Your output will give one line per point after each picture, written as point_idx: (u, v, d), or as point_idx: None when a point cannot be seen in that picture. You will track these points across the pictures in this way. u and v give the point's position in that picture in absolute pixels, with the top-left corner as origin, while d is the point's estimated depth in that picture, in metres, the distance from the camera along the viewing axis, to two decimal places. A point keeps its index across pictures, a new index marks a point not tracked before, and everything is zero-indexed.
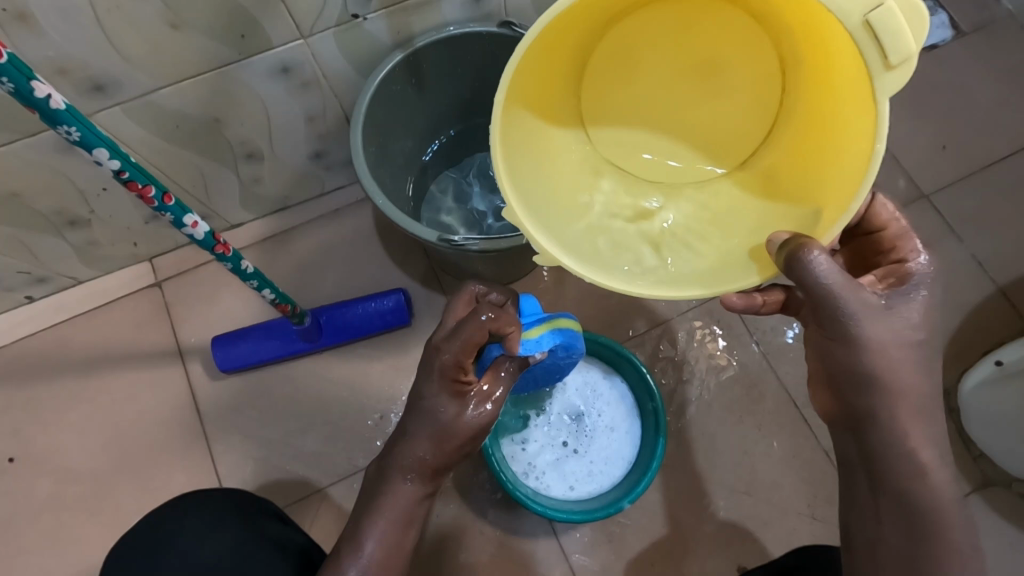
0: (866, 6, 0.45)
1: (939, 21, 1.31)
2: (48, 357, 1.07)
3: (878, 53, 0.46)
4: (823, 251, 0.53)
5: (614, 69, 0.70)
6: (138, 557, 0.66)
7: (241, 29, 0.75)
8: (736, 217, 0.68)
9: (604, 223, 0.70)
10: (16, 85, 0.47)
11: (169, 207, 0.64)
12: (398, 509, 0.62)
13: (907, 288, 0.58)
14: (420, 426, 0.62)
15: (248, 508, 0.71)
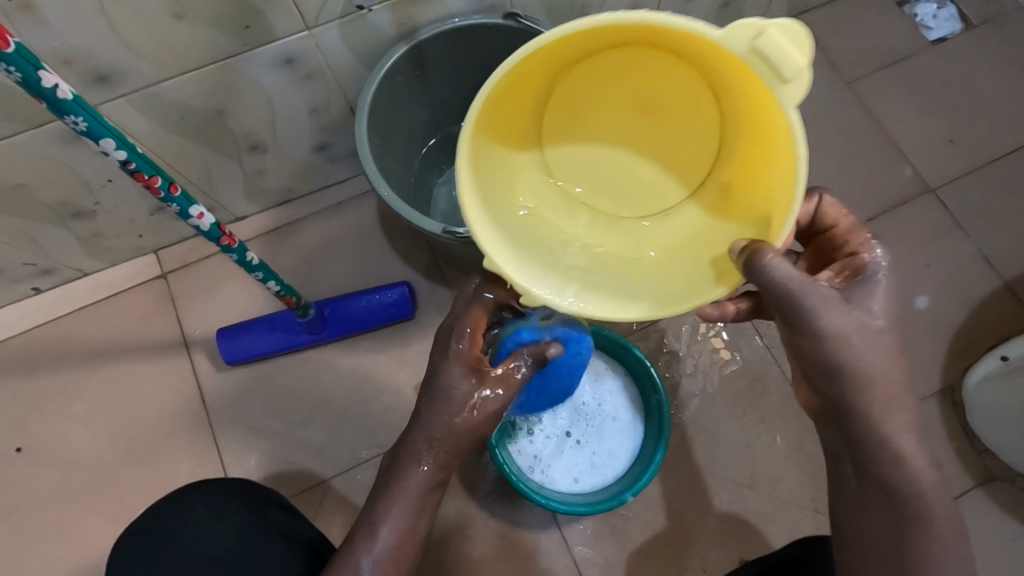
0: (749, 35, 0.44)
1: (948, 14, 1.30)
2: (55, 348, 1.07)
3: (770, 73, 0.44)
4: (778, 255, 0.51)
5: (569, 114, 0.65)
6: (150, 544, 0.67)
7: (246, 21, 0.74)
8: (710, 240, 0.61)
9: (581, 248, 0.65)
10: (23, 74, 0.47)
11: (175, 197, 0.64)
12: (412, 497, 0.63)
13: (862, 279, 0.58)
14: (439, 413, 0.63)
15: (257, 498, 0.72)
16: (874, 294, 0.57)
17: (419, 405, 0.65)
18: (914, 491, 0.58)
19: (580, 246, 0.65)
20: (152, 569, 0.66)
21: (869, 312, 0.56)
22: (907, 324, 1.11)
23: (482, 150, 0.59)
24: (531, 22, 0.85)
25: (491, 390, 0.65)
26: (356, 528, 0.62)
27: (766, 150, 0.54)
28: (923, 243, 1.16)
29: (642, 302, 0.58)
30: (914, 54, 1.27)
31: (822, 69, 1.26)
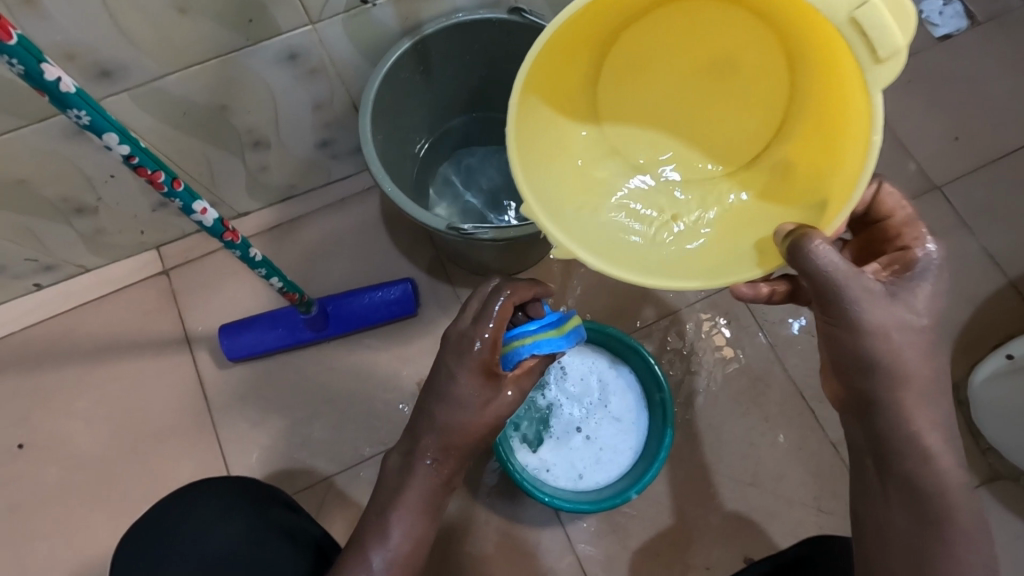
0: (851, 4, 0.45)
1: (954, 10, 1.29)
2: (57, 344, 1.07)
3: (865, 49, 0.46)
4: (825, 241, 0.53)
5: (626, 78, 0.68)
6: (155, 543, 0.67)
7: (249, 15, 0.74)
8: (755, 213, 0.64)
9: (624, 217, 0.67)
10: (26, 68, 0.47)
11: (178, 192, 0.64)
12: (419, 498, 0.64)
13: (911, 275, 0.57)
14: (445, 415, 0.63)
15: (261, 496, 0.72)
16: (912, 289, 0.56)
17: (420, 407, 0.66)
18: (924, 489, 0.57)
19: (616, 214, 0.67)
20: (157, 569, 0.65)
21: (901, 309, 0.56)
22: None
23: (538, 91, 0.61)
24: (536, 17, 0.84)
25: (505, 393, 0.64)
26: (363, 532, 0.64)
27: (833, 113, 0.56)
28: None
29: (671, 269, 0.60)
30: (919, 51, 1.27)
31: None
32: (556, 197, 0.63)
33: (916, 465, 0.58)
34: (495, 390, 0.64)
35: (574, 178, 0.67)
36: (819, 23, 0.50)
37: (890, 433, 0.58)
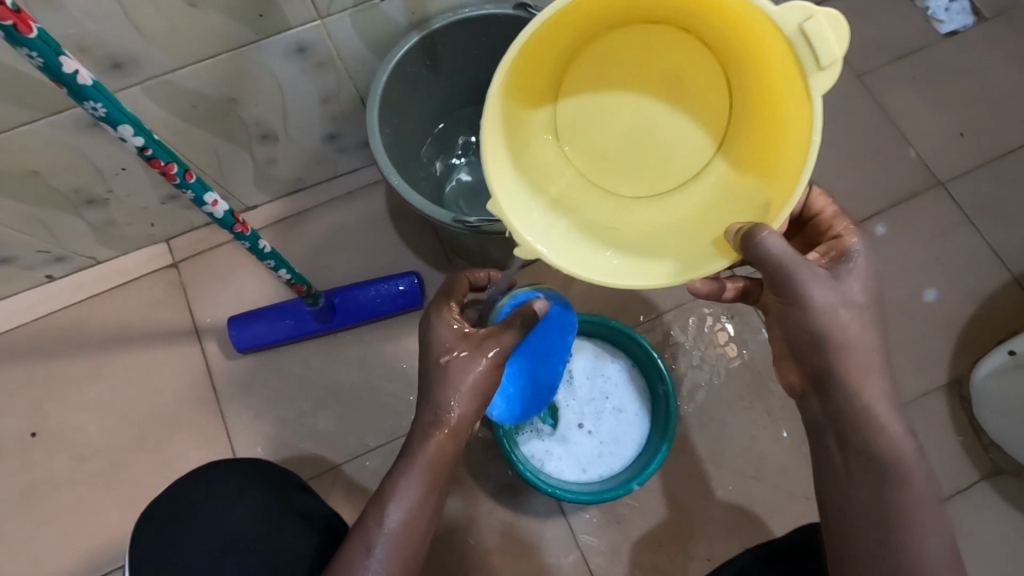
0: (799, 17, 0.48)
1: (960, 6, 1.29)
2: (68, 335, 1.09)
3: (810, 56, 0.49)
4: (773, 231, 0.56)
5: (585, 98, 0.71)
6: (172, 520, 0.68)
7: (259, 9, 0.75)
8: (697, 225, 0.67)
9: (587, 220, 0.70)
10: (45, 60, 0.48)
11: (189, 183, 0.65)
12: (417, 482, 0.63)
13: (846, 260, 0.62)
14: (438, 395, 0.65)
15: (274, 480, 0.73)
16: (850, 276, 0.60)
17: (429, 389, 0.66)
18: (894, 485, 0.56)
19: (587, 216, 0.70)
20: (175, 548, 0.66)
21: (844, 295, 0.59)
22: (913, 317, 1.12)
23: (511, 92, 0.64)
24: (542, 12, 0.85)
25: (483, 359, 0.65)
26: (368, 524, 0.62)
27: (774, 128, 0.60)
28: (931, 238, 1.16)
29: (641, 265, 0.64)
30: (926, 47, 1.27)
31: None
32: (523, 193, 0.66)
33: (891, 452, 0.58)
34: (478, 352, 0.66)
35: (540, 183, 0.69)
36: (757, 26, 0.53)
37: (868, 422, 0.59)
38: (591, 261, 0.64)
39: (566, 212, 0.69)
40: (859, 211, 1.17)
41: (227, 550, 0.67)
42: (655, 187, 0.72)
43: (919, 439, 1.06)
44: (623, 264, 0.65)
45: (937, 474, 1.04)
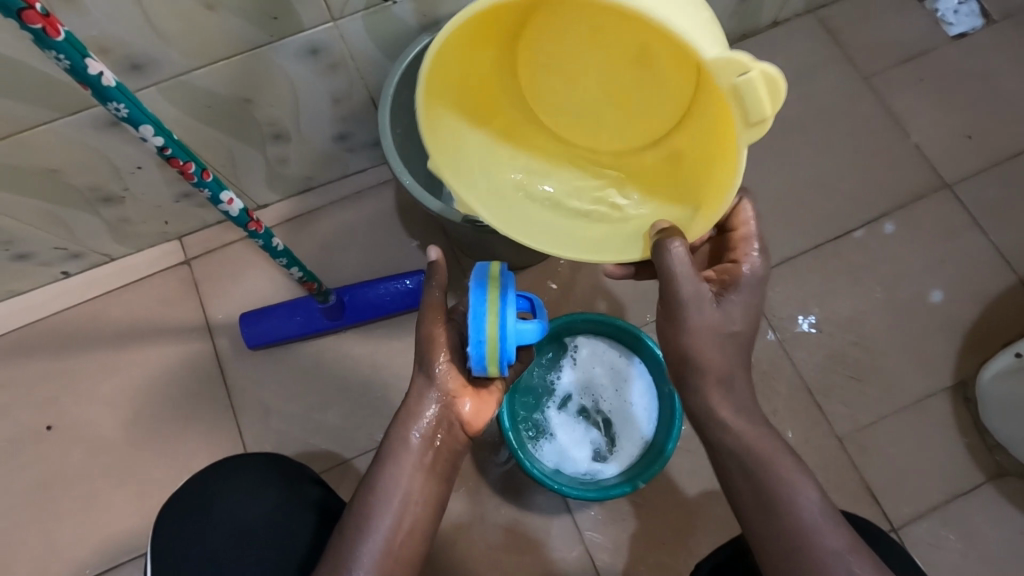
0: (736, 72, 0.50)
1: (969, 9, 1.29)
2: (83, 330, 1.10)
3: (739, 113, 0.52)
4: (681, 243, 0.61)
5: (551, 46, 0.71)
6: (191, 511, 0.70)
7: (274, 11, 0.76)
8: (636, 202, 0.74)
9: (540, 174, 0.77)
10: (71, 62, 0.49)
11: (207, 182, 0.67)
12: (398, 491, 0.67)
13: (734, 286, 0.67)
14: (410, 408, 0.71)
15: (288, 473, 0.74)
16: (733, 304, 0.66)
17: (405, 398, 0.73)
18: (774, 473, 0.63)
19: (565, 167, 0.78)
20: (194, 540, 0.69)
21: (722, 319, 0.65)
22: (918, 319, 1.12)
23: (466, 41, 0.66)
24: None
25: (437, 369, 0.70)
26: (350, 523, 0.65)
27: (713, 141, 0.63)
28: (936, 240, 1.16)
29: (571, 238, 0.73)
30: (934, 50, 1.27)
31: (839, 64, 1.26)
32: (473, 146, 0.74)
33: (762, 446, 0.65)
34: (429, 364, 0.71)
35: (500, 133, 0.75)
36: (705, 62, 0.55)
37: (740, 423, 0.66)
38: (523, 223, 0.74)
39: (516, 161, 0.77)
40: (864, 213, 1.18)
41: (244, 541, 0.69)
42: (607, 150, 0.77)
43: (922, 440, 1.06)
44: (555, 228, 0.74)
45: (940, 476, 1.05)
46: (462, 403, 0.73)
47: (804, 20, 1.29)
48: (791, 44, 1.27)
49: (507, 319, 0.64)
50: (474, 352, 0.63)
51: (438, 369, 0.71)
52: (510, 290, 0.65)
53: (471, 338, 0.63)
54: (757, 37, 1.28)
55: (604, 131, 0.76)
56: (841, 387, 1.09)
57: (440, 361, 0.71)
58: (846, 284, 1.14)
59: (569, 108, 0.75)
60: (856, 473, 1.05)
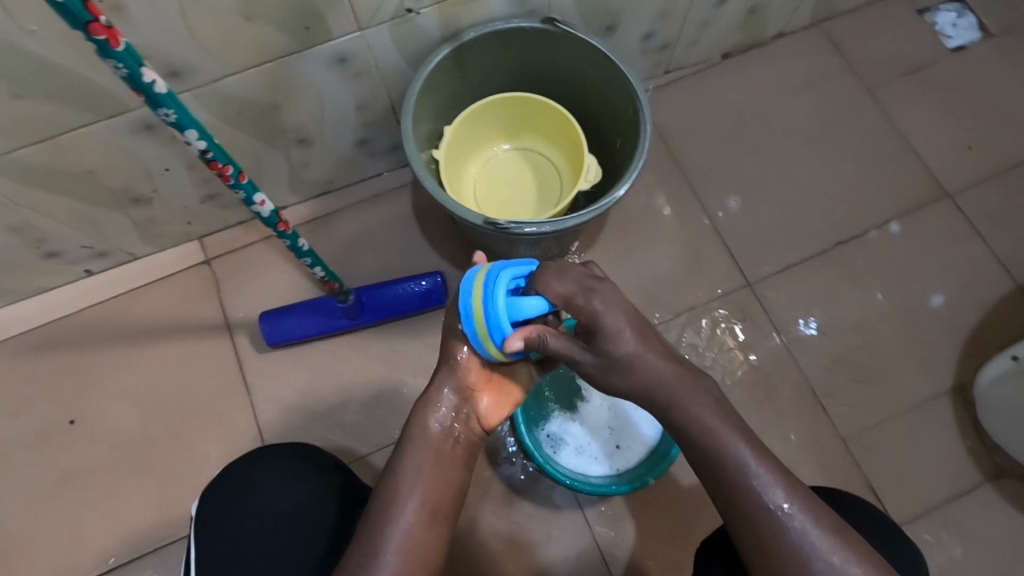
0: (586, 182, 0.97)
1: (968, 23, 1.33)
2: (108, 326, 1.13)
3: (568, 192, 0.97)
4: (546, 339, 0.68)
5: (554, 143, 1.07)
6: (225, 499, 0.73)
7: (305, 22, 0.79)
8: (484, 199, 1.07)
9: (485, 159, 1.09)
10: (129, 71, 0.52)
11: (242, 184, 0.70)
12: (421, 476, 0.70)
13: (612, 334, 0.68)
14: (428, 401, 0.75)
15: (313, 460, 0.77)
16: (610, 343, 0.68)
17: (422, 392, 0.76)
18: (756, 485, 0.61)
19: (483, 156, 1.09)
20: (232, 527, 0.71)
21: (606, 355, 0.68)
22: (919, 324, 1.15)
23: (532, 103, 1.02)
24: (568, 27, 0.91)
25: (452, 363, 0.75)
26: (373, 509, 0.67)
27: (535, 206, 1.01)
28: (937, 247, 1.19)
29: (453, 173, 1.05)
30: (934, 62, 1.31)
31: (843, 75, 1.30)
32: (487, 125, 1.05)
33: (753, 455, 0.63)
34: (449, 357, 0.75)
35: (495, 134, 1.07)
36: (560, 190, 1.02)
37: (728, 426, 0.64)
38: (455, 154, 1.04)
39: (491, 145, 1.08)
40: (867, 220, 1.21)
41: (283, 525, 0.72)
42: (499, 192, 1.08)
43: (924, 442, 1.09)
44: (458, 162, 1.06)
45: (939, 476, 1.07)
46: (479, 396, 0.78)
47: (809, 32, 1.32)
48: (795, 56, 1.31)
49: (490, 289, 0.66)
50: (467, 328, 0.68)
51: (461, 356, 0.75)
52: (502, 269, 0.69)
53: (463, 312, 0.68)
54: (763, 48, 1.31)
55: (504, 185, 1.08)
56: (846, 389, 1.12)
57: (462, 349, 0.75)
58: (850, 289, 1.17)
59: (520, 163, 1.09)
60: (859, 472, 1.08)
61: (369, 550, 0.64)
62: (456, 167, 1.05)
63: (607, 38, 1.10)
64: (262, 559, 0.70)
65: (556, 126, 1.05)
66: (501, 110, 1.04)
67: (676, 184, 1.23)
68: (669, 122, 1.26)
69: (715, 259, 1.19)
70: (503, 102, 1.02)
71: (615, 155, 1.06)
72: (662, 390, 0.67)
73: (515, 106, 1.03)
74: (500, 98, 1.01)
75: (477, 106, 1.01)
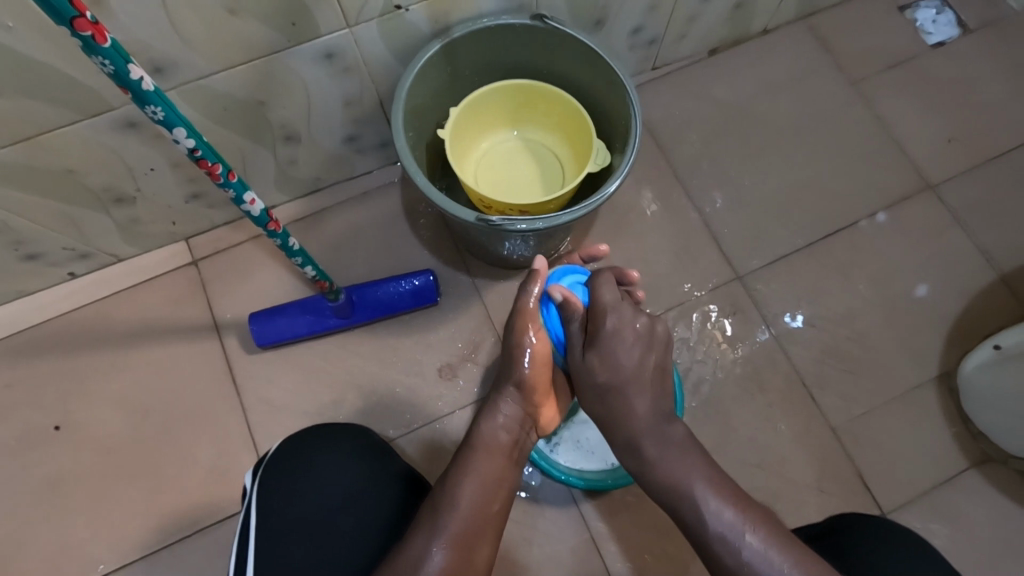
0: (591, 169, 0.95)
1: (947, 18, 1.36)
2: (91, 329, 1.11)
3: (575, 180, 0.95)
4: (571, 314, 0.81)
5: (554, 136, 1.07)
6: (287, 475, 0.72)
7: (292, 17, 0.79)
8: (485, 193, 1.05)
9: (487, 154, 1.08)
10: (115, 68, 0.51)
11: (232, 183, 0.68)
12: (486, 468, 0.74)
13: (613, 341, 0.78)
14: (495, 406, 0.82)
15: (368, 446, 0.77)
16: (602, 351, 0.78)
17: (483, 403, 0.84)
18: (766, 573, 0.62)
19: (483, 149, 1.08)
20: (289, 503, 0.70)
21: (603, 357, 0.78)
22: (904, 314, 1.17)
23: (532, 94, 1.02)
24: (557, 23, 0.91)
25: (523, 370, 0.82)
26: (439, 491, 0.71)
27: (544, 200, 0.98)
28: (921, 238, 1.21)
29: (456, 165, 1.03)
30: (915, 57, 1.33)
31: (827, 71, 1.32)
32: (485, 116, 1.04)
33: (761, 542, 0.64)
34: (519, 369, 0.82)
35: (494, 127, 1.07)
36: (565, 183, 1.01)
37: (721, 498, 0.69)
38: (456, 146, 1.03)
39: (491, 139, 1.08)
40: (853, 213, 1.23)
41: (337, 507, 0.71)
42: (500, 187, 1.06)
43: (910, 430, 1.11)
44: (459, 156, 1.04)
45: (926, 463, 1.09)
46: (539, 405, 0.84)
47: (793, 28, 1.34)
48: (780, 51, 1.32)
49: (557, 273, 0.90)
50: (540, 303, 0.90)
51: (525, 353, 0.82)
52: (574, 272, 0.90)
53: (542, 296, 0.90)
54: (748, 44, 1.32)
55: (506, 180, 1.07)
56: (834, 379, 1.14)
57: (531, 338, 0.82)
58: (837, 281, 1.19)
59: (520, 158, 1.08)
60: (848, 461, 1.09)
61: (433, 527, 0.67)
62: (456, 155, 1.03)
63: (595, 33, 1.10)
64: (322, 536, 0.69)
65: (557, 118, 1.04)
66: (501, 100, 1.03)
67: (665, 179, 1.24)
68: (657, 117, 1.27)
69: (704, 253, 1.20)
70: (504, 92, 1.02)
71: (605, 151, 1.06)
72: (643, 397, 0.77)
73: (516, 93, 1.02)
74: (502, 87, 1.00)
75: (477, 94, 0.99)
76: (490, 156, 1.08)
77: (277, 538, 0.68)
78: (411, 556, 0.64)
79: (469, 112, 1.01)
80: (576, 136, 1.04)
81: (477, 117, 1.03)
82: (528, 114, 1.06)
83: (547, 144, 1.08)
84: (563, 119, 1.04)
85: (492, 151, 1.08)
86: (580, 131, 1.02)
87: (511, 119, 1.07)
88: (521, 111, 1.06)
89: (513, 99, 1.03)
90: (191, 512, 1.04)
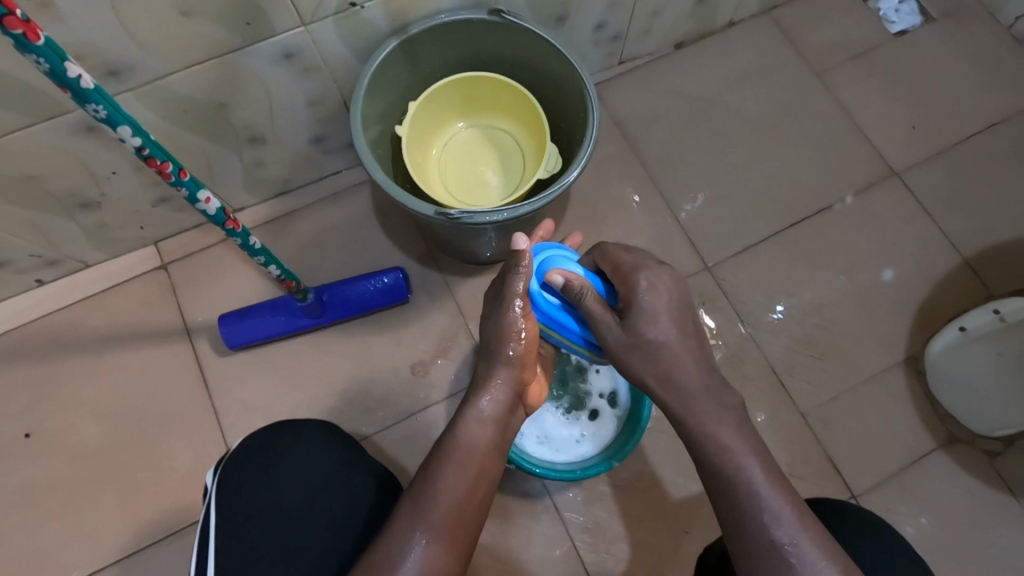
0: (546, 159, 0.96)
1: (909, 7, 1.37)
2: (61, 337, 1.11)
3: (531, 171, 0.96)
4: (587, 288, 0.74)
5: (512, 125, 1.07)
6: (249, 475, 0.71)
7: (246, 17, 0.79)
8: (447, 187, 1.06)
9: (447, 146, 1.08)
10: (51, 66, 0.51)
11: (184, 182, 0.68)
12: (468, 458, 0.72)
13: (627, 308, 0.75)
14: (480, 388, 0.79)
15: (334, 442, 0.76)
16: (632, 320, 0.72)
17: (473, 382, 0.80)
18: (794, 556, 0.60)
19: (443, 141, 1.08)
20: (252, 502, 0.69)
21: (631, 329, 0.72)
22: (872, 300, 1.19)
23: (488, 83, 1.03)
24: (514, 17, 0.92)
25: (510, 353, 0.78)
26: (420, 484, 0.69)
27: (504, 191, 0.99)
28: (887, 225, 1.23)
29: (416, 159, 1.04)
30: (879, 47, 1.34)
31: (793, 62, 1.33)
32: (443, 107, 1.04)
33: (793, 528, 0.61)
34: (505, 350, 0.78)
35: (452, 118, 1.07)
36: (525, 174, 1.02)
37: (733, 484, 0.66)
38: (415, 139, 1.03)
39: (450, 131, 1.08)
40: (820, 201, 1.24)
41: (300, 505, 0.70)
42: (462, 179, 1.07)
43: (880, 414, 1.12)
44: (418, 150, 1.04)
45: (895, 445, 1.11)
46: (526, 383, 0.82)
47: (758, 20, 1.35)
48: (746, 43, 1.33)
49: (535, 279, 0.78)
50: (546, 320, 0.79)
51: (515, 334, 0.78)
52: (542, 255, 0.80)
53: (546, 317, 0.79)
54: (714, 37, 1.34)
55: (467, 171, 1.08)
56: (804, 366, 1.15)
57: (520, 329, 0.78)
58: (805, 269, 1.20)
59: (480, 148, 1.09)
60: (819, 446, 1.10)
61: (414, 522, 0.66)
62: (416, 149, 1.04)
63: (558, 29, 1.11)
64: (287, 535, 0.68)
65: (515, 107, 1.05)
66: (458, 91, 1.03)
67: (635, 172, 1.24)
68: (626, 111, 1.28)
69: (674, 245, 1.20)
70: (461, 83, 1.02)
71: (567, 141, 1.07)
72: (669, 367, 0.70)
73: (472, 84, 1.02)
74: (458, 78, 1.01)
75: (434, 88, 0.99)
76: (451, 148, 1.08)
77: (238, 539, 0.67)
78: (388, 554, 0.63)
79: (428, 105, 1.01)
80: (533, 125, 1.04)
81: (434, 109, 1.03)
82: (485, 103, 1.06)
83: (506, 132, 1.09)
84: (520, 108, 1.04)
85: (452, 143, 1.08)
86: (538, 124, 1.03)
87: (467, 109, 1.07)
88: (480, 102, 1.06)
89: (469, 89, 1.03)
90: (165, 515, 1.04)
